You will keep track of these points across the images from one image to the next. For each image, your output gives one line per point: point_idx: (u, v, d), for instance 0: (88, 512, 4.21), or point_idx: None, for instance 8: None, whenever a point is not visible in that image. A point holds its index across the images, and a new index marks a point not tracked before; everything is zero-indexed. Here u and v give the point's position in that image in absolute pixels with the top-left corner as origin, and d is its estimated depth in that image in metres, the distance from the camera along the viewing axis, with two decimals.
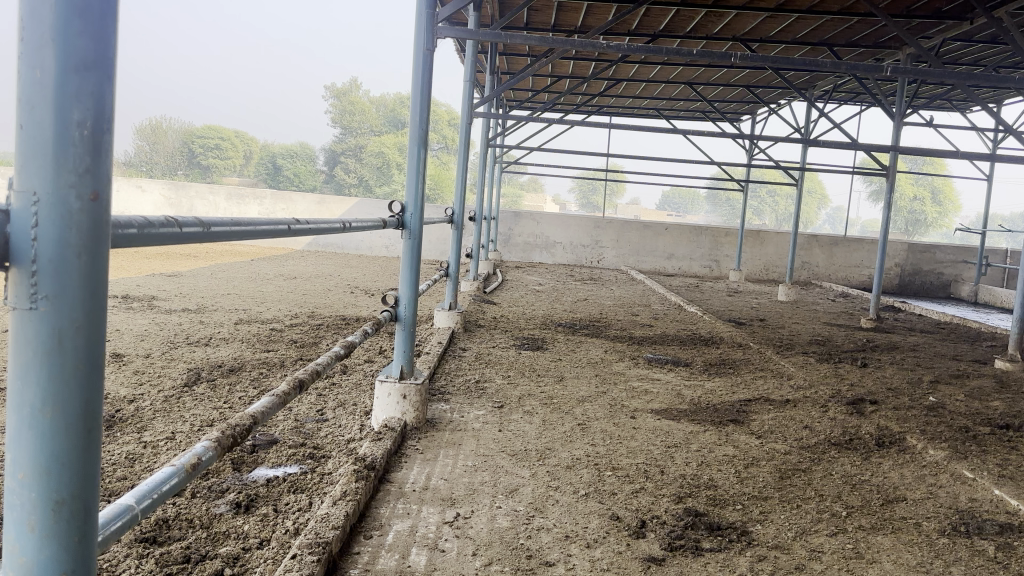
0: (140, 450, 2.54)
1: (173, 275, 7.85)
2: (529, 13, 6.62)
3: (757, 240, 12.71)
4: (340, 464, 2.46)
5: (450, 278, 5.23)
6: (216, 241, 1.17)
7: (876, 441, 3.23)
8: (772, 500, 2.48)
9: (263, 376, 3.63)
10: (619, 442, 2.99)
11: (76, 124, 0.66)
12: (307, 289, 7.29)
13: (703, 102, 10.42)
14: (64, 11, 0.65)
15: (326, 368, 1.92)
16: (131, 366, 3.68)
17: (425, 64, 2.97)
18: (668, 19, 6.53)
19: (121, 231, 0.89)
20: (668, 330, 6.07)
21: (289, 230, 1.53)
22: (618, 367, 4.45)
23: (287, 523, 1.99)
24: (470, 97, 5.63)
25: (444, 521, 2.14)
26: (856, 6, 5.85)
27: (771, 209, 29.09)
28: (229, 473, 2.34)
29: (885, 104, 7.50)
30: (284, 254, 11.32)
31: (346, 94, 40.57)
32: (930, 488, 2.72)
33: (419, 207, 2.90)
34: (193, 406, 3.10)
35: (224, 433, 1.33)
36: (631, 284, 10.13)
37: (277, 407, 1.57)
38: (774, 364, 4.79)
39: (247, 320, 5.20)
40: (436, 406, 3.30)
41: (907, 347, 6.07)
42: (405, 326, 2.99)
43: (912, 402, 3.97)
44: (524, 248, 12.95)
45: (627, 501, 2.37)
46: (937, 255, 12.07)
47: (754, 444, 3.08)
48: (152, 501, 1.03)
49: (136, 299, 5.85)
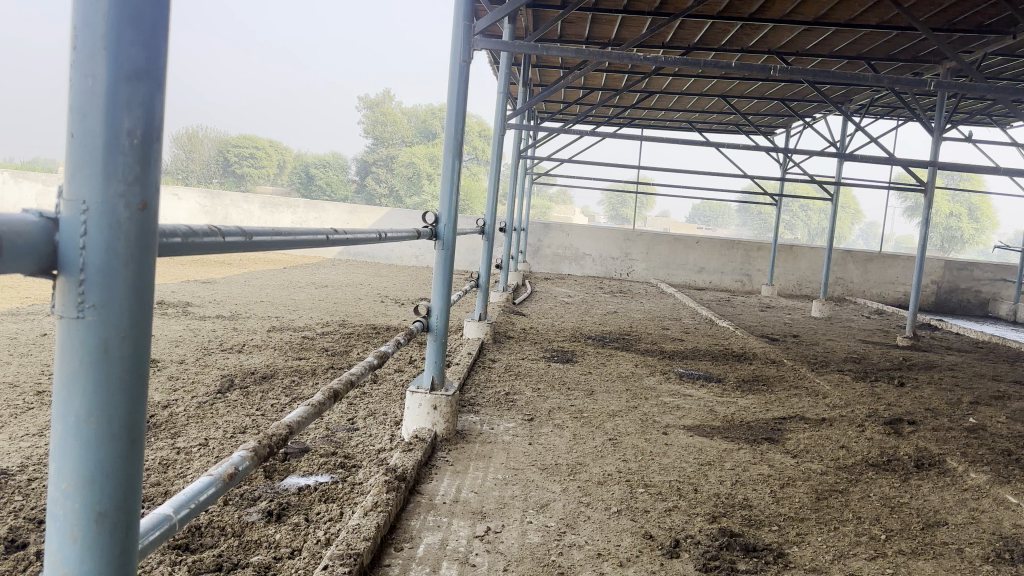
0: (173, 456, 2.56)
1: (207, 281, 7.93)
2: (563, 25, 6.61)
3: (791, 254, 12.56)
4: (371, 474, 2.45)
5: (480, 289, 5.21)
6: (258, 250, 1.17)
7: (915, 463, 3.16)
8: (810, 522, 2.43)
9: (295, 384, 3.65)
10: (651, 458, 2.95)
11: (126, 133, 0.66)
12: (337, 297, 7.34)
13: (737, 115, 10.34)
14: (117, 20, 0.65)
15: (360, 377, 1.91)
16: (166, 371, 3.73)
17: (462, 75, 2.98)
18: (703, 31, 6.50)
19: (165, 241, 0.89)
20: (700, 345, 6.01)
21: (328, 240, 1.53)
22: (649, 382, 4.40)
23: (318, 533, 1.99)
24: (504, 108, 5.62)
25: (474, 535, 2.12)
26: (896, 19, 5.78)
27: (804, 224, 28.68)
28: (261, 481, 2.35)
29: (924, 118, 7.38)
30: (315, 263, 11.41)
31: (380, 106, 40.97)
32: (973, 513, 2.64)
33: (453, 218, 2.89)
34: (227, 412, 3.12)
35: (261, 442, 1.33)
36: (661, 297, 10.06)
37: (312, 416, 1.56)
38: (809, 382, 4.70)
39: (280, 327, 5.25)
40: (465, 418, 3.29)
41: (945, 367, 5.94)
42: (436, 337, 2.99)
43: (951, 423, 3.87)
44: (554, 260, 12.94)
45: (660, 520, 2.33)
46: (975, 273, 11.83)
47: (789, 464, 3.03)
48: (190, 511, 1.02)
49: (172, 305, 5.93)
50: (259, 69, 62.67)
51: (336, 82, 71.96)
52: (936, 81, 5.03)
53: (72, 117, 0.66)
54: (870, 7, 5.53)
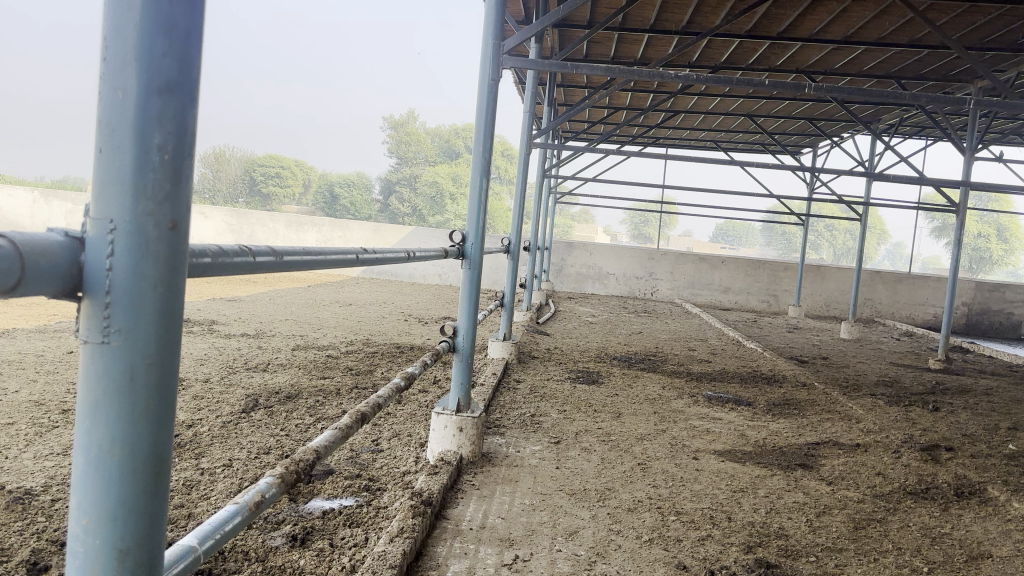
0: (198, 477, 2.53)
1: (232, 299, 7.97)
2: (589, 45, 6.61)
3: (818, 275, 12.40)
4: (396, 498, 2.41)
5: (505, 309, 5.16)
6: (288, 269, 1.14)
7: (955, 491, 3.06)
8: (848, 553, 2.35)
9: (319, 404, 3.62)
10: (682, 484, 2.88)
11: (156, 148, 0.63)
12: (361, 316, 7.33)
13: (763, 135, 10.27)
14: (149, 31, 0.62)
15: (388, 400, 1.87)
16: (191, 390, 3.71)
17: (491, 93, 2.95)
18: (730, 51, 6.47)
19: (194, 260, 0.85)
20: (728, 367, 5.92)
21: (358, 259, 1.49)
22: (678, 404, 4.31)
23: (343, 559, 1.94)
24: (530, 128, 5.59)
25: (502, 563, 2.06)
26: (927, 38, 5.71)
27: (830, 243, 28.36)
28: (285, 504, 2.31)
29: (956, 138, 7.26)
30: (339, 281, 11.45)
31: (405, 125, 41.22)
32: (1018, 545, 2.54)
33: (480, 237, 2.85)
34: (251, 432, 3.09)
35: (288, 468, 1.29)
36: (686, 317, 9.96)
37: (339, 441, 1.52)
38: (842, 406, 4.59)
39: (305, 346, 5.23)
40: (491, 440, 3.23)
41: (981, 391, 5.79)
42: (462, 357, 2.93)
43: (990, 450, 3.76)
44: (577, 279, 12.89)
45: (693, 549, 2.26)
46: (1007, 295, 11.60)
47: (825, 491, 2.94)
48: (214, 542, 0.99)
49: (197, 323, 5.93)
50: (285, 91, 63.38)
51: (362, 103, 72.58)
52: (971, 100, 4.93)
53: (101, 132, 0.63)
54: (900, 26, 5.47)
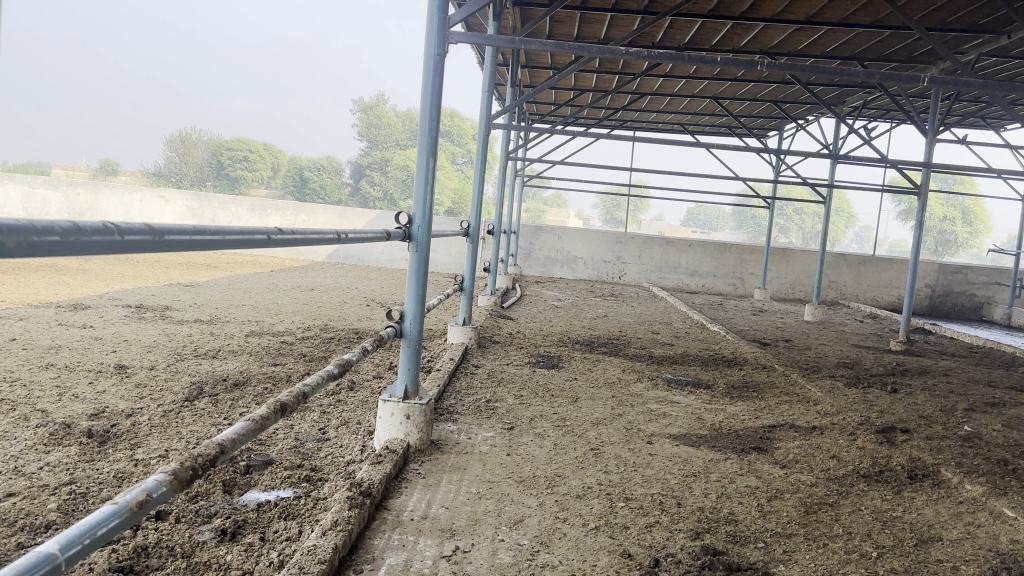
0: (130, 468, 2.44)
1: (191, 284, 7.81)
2: (551, 24, 6.53)
3: (784, 258, 12.47)
4: (336, 488, 2.32)
5: (464, 293, 5.05)
6: (175, 251, 1.07)
7: (907, 473, 3.04)
8: (798, 539, 2.31)
9: (267, 392, 3.50)
10: (633, 469, 2.83)
11: None
12: (323, 301, 7.19)
13: (729, 117, 10.24)
14: None
15: (314, 389, 1.78)
16: (134, 378, 3.58)
17: (437, 70, 2.83)
18: (694, 31, 6.40)
19: (38, 238, 0.77)
20: (689, 349, 5.89)
21: (267, 240, 1.42)
22: (637, 389, 4.26)
23: (272, 554, 1.85)
24: (490, 107, 5.47)
25: (441, 555, 1.99)
26: (888, 18, 5.68)
27: (798, 226, 28.55)
28: (219, 496, 2.22)
29: (919, 121, 7.25)
30: (304, 265, 11.28)
31: (375, 109, 40.74)
32: (968, 527, 2.52)
33: (426, 219, 2.74)
34: (192, 422, 2.98)
35: (184, 463, 1.22)
36: (654, 300, 9.97)
37: (251, 433, 1.44)
38: (800, 388, 4.57)
39: (259, 332, 5.10)
40: (442, 427, 3.16)
41: (939, 372, 5.82)
42: (409, 344, 2.83)
43: (946, 432, 3.76)
44: (545, 263, 12.83)
45: (640, 537, 2.20)
46: (969, 276, 11.74)
47: (778, 475, 2.91)
48: (81, 547, 0.92)
49: (151, 309, 5.77)
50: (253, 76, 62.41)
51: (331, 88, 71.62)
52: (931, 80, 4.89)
53: None
54: (861, 7, 5.45)
